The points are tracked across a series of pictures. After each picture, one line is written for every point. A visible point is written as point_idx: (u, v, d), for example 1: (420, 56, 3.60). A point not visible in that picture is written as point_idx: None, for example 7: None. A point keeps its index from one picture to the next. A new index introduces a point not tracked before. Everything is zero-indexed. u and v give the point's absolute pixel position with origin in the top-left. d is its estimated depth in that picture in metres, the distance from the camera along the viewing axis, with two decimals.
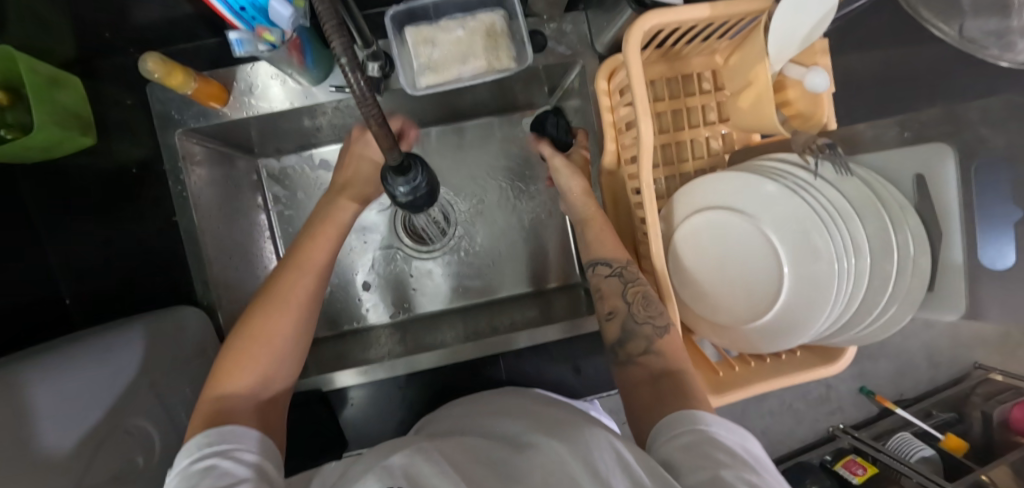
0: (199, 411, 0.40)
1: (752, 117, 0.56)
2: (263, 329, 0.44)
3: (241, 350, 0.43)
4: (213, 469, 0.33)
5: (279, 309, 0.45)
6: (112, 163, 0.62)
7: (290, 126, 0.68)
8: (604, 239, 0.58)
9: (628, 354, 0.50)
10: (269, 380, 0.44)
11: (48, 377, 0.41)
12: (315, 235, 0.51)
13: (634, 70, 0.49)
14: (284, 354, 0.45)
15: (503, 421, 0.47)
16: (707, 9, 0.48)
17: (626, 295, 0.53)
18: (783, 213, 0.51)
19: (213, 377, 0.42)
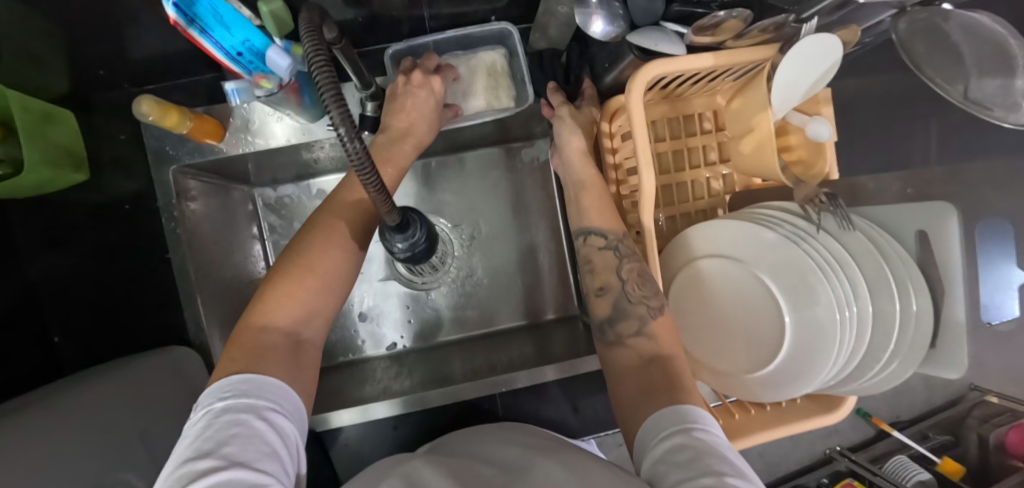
0: (239, 339, 0.39)
1: (753, 162, 0.55)
2: (318, 262, 0.43)
3: (288, 278, 0.42)
4: (244, 427, 0.31)
5: (331, 243, 0.45)
6: (104, 198, 0.61)
7: (286, 159, 0.67)
8: (600, 207, 0.55)
9: (618, 334, 0.49)
10: (310, 317, 0.42)
11: (36, 436, 0.40)
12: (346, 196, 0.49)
13: (636, 118, 0.49)
14: (329, 288, 0.44)
15: (501, 448, 0.47)
16: (710, 58, 0.48)
17: (621, 272, 0.51)
18: (783, 262, 0.50)
19: (255, 302, 0.41)
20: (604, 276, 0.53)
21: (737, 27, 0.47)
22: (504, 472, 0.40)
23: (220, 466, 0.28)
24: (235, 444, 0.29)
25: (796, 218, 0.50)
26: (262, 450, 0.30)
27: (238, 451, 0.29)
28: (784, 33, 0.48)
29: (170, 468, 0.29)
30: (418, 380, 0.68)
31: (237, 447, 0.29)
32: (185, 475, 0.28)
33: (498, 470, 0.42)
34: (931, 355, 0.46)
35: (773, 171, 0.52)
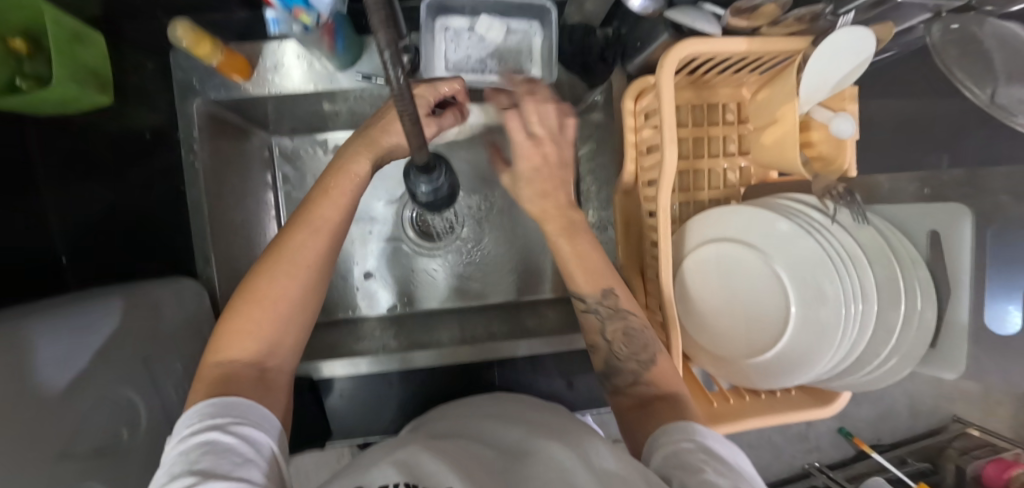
0: (201, 379, 0.37)
1: (773, 154, 0.56)
2: (267, 290, 0.40)
3: (243, 312, 0.40)
4: (218, 445, 0.30)
5: (285, 268, 0.41)
6: (126, 127, 0.61)
7: (308, 108, 0.68)
8: (582, 267, 0.53)
9: (617, 386, 0.51)
10: (274, 347, 0.41)
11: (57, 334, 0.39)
12: (311, 211, 0.43)
13: (665, 95, 0.49)
14: (291, 314, 0.41)
15: (501, 426, 0.47)
16: (744, 43, 0.49)
17: (607, 334, 0.52)
18: (796, 253, 0.51)
19: (214, 339, 0.40)
20: (593, 335, 0.54)
21: (774, 14, 0.47)
22: (509, 453, 0.40)
23: (197, 481, 0.27)
24: (209, 461, 0.29)
25: (814, 211, 0.51)
26: (237, 462, 0.29)
27: (212, 466, 0.28)
28: (817, 25, 0.49)
29: None
30: (416, 341, 0.70)
31: (211, 462, 0.28)
32: None
33: (498, 452, 0.41)
34: (930, 353, 0.47)
35: (793, 163, 0.52)
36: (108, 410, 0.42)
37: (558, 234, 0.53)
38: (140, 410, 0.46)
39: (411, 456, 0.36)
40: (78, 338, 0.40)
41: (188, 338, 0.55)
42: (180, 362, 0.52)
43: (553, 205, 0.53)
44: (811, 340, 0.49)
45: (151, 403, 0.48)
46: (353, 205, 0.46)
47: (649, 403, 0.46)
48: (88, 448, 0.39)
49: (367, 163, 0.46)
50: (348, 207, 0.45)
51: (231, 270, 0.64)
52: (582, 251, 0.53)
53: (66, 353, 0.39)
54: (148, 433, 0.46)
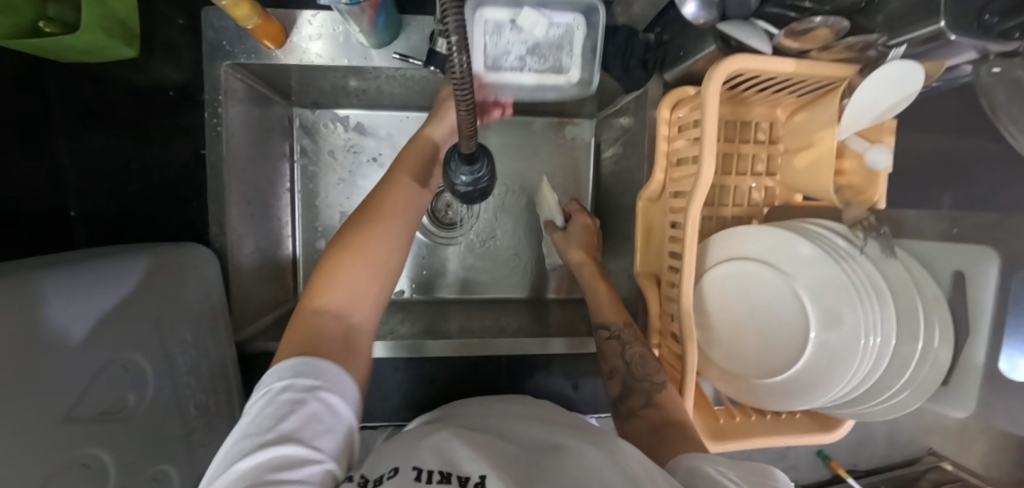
0: (299, 322, 0.39)
1: (805, 178, 0.56)
2: (362, 240, 0.43)
3: (337, 259, 0.42)
4: (306, 409, 0.31)
5: (370, 237, 0.43)
6: (149, 82, 0.59)
7: (336, 83, 0.66)
8: (606, 303, 0.64)
9: (631, 408, 0.53)
10: (357, 308, 0.41)
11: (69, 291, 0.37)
12: (393, 187, 0.49)
13: (709, 109, 0.49)
14: (375, 275, 0.42)
15: (520, 422, 0.46)
16: (792, 64, 0.49)
17: (626, 356, 0.58)
18: (821, 280, 0.50)
19: (309, 287, 0.41)
20: (612, 361, 0.60)
21: (827, 38, 0.48)
22: (531, 447, 0.40)
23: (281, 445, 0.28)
24: (298, 425, 0.29)
25: (841, 238, 0.51)
26: (319, 430, 0.30)
27: (297, 429, 0.29)
28: (865, 56, 0.49)
29: (234, 439, 0.30)
30: (422, 330, 0.68)
31: (297, 425, 0.29)
32: (245, 447, 0.28)
33: (524, 445, 0.40)
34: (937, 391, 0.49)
35: (825, 189, 0.53)
36: (117, 374, 0.40)
37: (592, 277, 0.68)
38: (147, 377, 0.43)
39: (441, 443, 0.36)
40: (91, 295, 0.39)
41: (198, 305, 0.52)
42: (188, 329, 0.50)
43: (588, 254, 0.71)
44: (825, 367, 0.49)
45: (159, 370, 0.45)
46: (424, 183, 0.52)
47: (665, 427, 0.48)
48: (95, 411, 0.37)
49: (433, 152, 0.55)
50: (422, 185, 0.52)
51: (244, 240, 0.62)
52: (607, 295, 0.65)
53: (78, 310, 0.37)
54: (156, 401, 0.44)
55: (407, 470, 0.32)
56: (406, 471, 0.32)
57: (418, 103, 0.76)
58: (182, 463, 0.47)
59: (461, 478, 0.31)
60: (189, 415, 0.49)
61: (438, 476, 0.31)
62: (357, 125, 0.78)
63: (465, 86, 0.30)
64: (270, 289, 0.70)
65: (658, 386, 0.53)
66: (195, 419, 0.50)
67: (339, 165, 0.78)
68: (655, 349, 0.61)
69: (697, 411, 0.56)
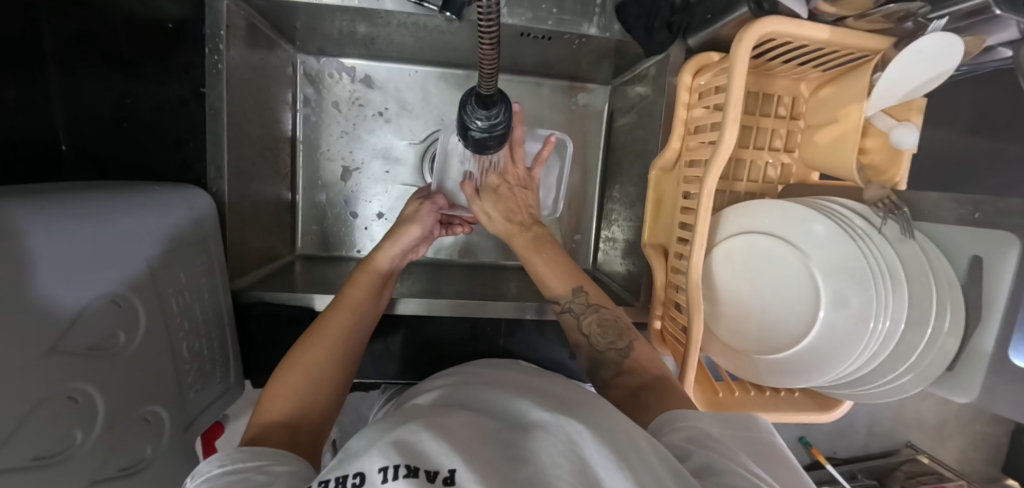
0: (247, 435, 0.39)
1: (827, 155, 0.54)
2: (300, 359, 0.44)
3: (280, 378, 0.43)
4: (245, 477, 0.30)
5: (319, 336, 0.46)
6: (146, 11, 0.54)
7: (343, 27, 0.63)
8: (551, 269, 0.58)
9: (603, 380, 0.51)
10: (308, 411, 0.41)
11: (63, 218, 0.35)
12: (335, 307, 0.50)
13: (737, 75, 0.46)
14: (323, 375, 0.43)
15: (513, 397, 0.44)
16: (826, 31, 0.46)
17: (585, 328, 0.54)
18: (836, 259, 0.49)
19: (259, 402, 0.42)
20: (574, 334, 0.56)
21: (866, 3, 0.45)
22: (513, 425, 0.38)
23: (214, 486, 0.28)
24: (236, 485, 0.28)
25: (859, 217, 0.50)
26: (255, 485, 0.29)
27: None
28: (904, 28, 0.46)
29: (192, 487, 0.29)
30: (420, 289, 0.68)
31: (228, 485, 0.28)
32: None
33: (504, 423, 0.39)
34: (947, 376, 0.47)
35: (848, 166, 0.51)
36: (105, 309, 0.38)
37: (525, 248, 0.60)
38: (138, 316, 0.42)
39: (410, 434, 0.32)
40: (79, 228, 0.36)
41: (194, 248, 0.50)
42: (182, 271, 0.48)
43: (516, 225, 0.61)
44: (830, 348, 0.49)
45: (151, 312, 0.43)
46: (375, 294, 0.54)
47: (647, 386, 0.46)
48: (81, 345, 0.35)
49: (399, 239, 0.57)
50: (380, 281, 0.55)
51: (241, 186, 0.60)
52: (552, 260, 0.58)
53: (68, 242, 0.35)
54: (146, 343, 0.42)
55: (373, 476, 0.28)
56: (373, 475, 0.28)
57: (429, 56, 0.72)
58: (173, 406, 0.47)
59: (430, 472, 0.28)
60: (181, 359, 0.48)
61: (405, 470, 0.27)
62: (364, 77, 0.74)
63: (490, 21, 0.28)
64: (267, 239, 0.68)
65: (627, 352, 0.51)
66: (187, 364, 0.49)
67: (343, 117, 0.75)
68: (657, 320, 0.61)
69: (697, 383, 0.56)
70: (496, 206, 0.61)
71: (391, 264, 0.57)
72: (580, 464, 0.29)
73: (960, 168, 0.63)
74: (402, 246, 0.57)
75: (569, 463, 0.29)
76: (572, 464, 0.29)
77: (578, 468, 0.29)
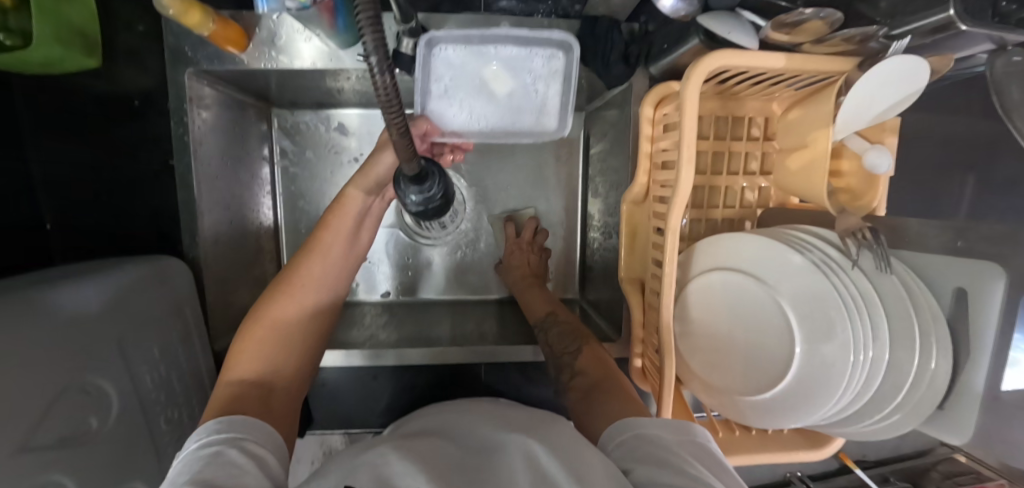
0: (218, 392, 0.41)
1: (798, 181, 0.52)
2: (268, 315, 0.46)
3: (248, 334, 0.45)
4: (221, 453, 0.31)
5: (287, 295, 0.48)
6: (116, 90, 0.57)
7: (309, 84, 0.64)
8: (533, 299, 0.69)
9: (564, 383, 0.53)
10: (278, 370, 0.45)
11: (28, 319, 0.37)
12: (306, 256, 0.50)
13: (688, 111, 0.45)
14: (290, 338, 0.47)
15: (475, 424, 0.44)
16: (784, 59, 0.44)
17: (553, 338, 0.60)
18: (809, 291, 0.47)
19: (227, 359, 0.44)
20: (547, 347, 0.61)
21: (822, 30, 0.42)
22: (476, 448, 0.38)
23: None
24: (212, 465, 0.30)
25: (832, 248, 0.48)
26: (233, 472, 0.29)
27: (211, 475, 0.29)
28: (868, 48, 0.43)
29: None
30: (396, 336, 0.68)
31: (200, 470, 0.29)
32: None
33: (463, 447, 0.38)
34: (937, 414, 0.44)
35: (817, 194, 0.49)
36: (75, 398, 0.39)
37: (521, 282, 0.74)
38: (111, 398, 0.43)
39: (378, 457, 0.32)
40: (45, 321, 0.38)
41: (167, 319, 0.52)
42: (155, 345, 0.50)
43: (526, 274, 0.74)
44: (813, 385, 0.46)
45: (124, 391, 0.45)
46: (347, 241, 0.53)
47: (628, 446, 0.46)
48: (52, 437, 0.36)
49: (362, 196, 0.54)
50: (355, 224, 0.54)
51: (220, 248, 0.62)
52: (536, 293, 0.70)
53: (34, 343, 0.37)
54: (120, 424, 0.44)
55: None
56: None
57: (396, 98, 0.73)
58: (153, 478, 0.48)
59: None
60: (160, 431, 0.49)
61: None
62: (339, 125, 0.75)
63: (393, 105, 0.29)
64: (250, 294, 0.69)
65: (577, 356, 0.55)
66: (166, 434, 0.50)
67: (322, 165, 0.76)
68: (637, 358, 0.59)
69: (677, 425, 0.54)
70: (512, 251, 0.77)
71: (363, 215, 0.55)
72: (541, 477, 0.30)
73: (965, 159, 0.58)
74: (375, 180, 0.53)
75: (530, 479, 0.30)
76: (532, 479, 0.30)
77: (537, 480, 0.30)
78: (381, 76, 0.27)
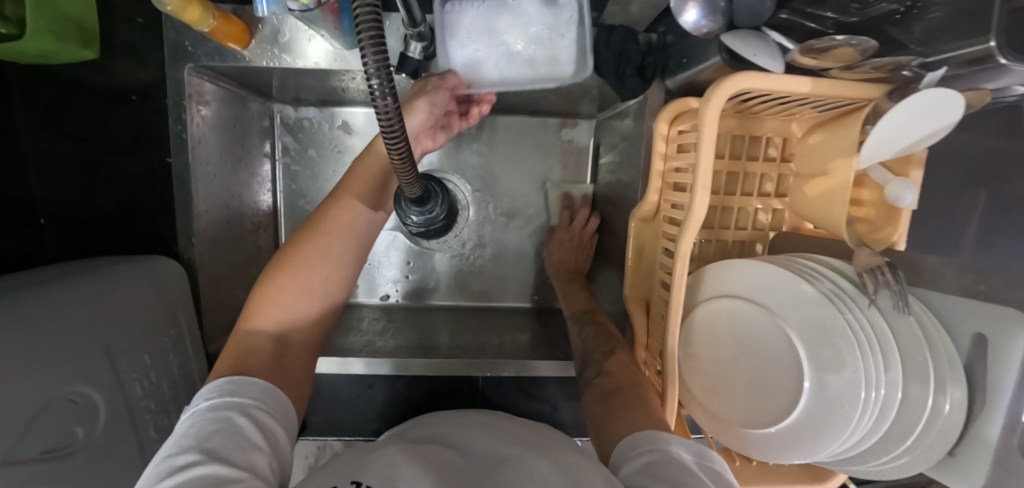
0: (230, 345, 0.40)
1: (815, 208, 0.50)
2: (295, 263, 0.43)
3: (271, 282, 0.42)
4: (229, 423, 0.31)
5: (314, 241, 0.44)
6: (113, 84, 0.55)
7: (314, 81, 0.62)
8: (573, 295, 0.71)
9: (589, 377, 0.54)
10: (297, 324, 0.43)
11: (13, 329, 0.36)
12: (335, 202, 0.47)
13: (705, 134, 0.42)
14: (316, 286, 0.44)
15: (472, 429, 0.40)
16: (808, 84, 0.41)
17: (584, 333, 0.62)
18: (822, 326, 0.45)
19: (248, 307, 0.42)
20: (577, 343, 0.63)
21: (851, 57, 0.40)
22: (477, 457, 0.35)
23: (195, 460, 0.27)
24: (227, 439, 0.29)
25: (848, 281, 0.46)
26: (245, 448, 0.29)
27: (220, 448, 0.28)
28: (902, 77, 0.40)
29: (155, 464, 0.28)
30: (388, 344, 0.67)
31: (216, 441, 0.29)
32: (163, 471, 0.27)
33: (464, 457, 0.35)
34: (947, 462, 0.43)
35: (835, 224, 0.47)
36: (62, 409, 0.38)
37: (559, 275, 0.75)
38: (98, 408, 0.42)
39: (384, 460, 0.32)
40: (30, 328, 0.37)
41: (160, 324, 0.51)
42: (147, 352, 0.49)
43: (565, 269, 0.75)
44: (821, 427, 0.44)
45: (113, 400, 0.44)
46: (381, 189, 0.50)
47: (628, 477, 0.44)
48: (37, 451, 0.36)
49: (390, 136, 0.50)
50: (387, 171, 0.51)
51: (217, 250, 0.60)
52: (571, 290, 0.71)
53: (20, 354, 0.36)
54: (108, 434, 0.43)
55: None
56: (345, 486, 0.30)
57: None
58: None
59: None
60: (150, 439, 0.48)
61: None
62: (343, 124, 0.73)
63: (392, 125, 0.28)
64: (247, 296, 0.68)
65: (607, 357, 0.55)
66: (157, 443, 0.49)
67: (324, 165, 0.75)
68: None
69: None
70: (557, 246, 0.77)
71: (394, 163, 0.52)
72: None
73: (982, 170, 0.45)
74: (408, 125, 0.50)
75: None
76: None
77: None
78: (381, 98, 0.26)
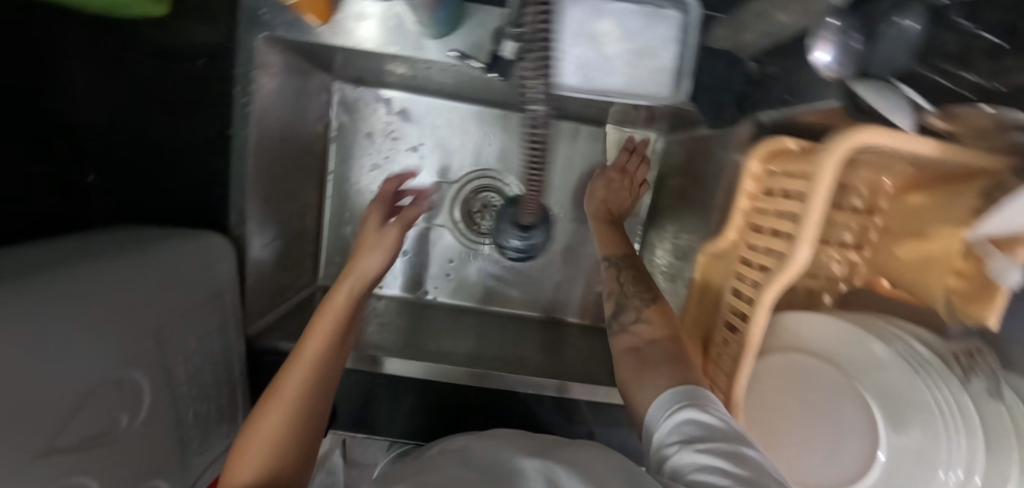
0: None
1: (910, 273, 0.46)
2: (277, 398, 0.37)
3: (248, 439, 0.35)
4: None
5: (293, 369, 0.40)
6: (179, 44, 0.52)
7: (384, 64, 0.58)
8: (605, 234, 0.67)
9: (620, 324, 0.55)
10: (283, 469, 0.34)
11: (71, 307, 0.33)
12: (307, 333, 0.43)
13: (817, 186, 0.39)
14: (312, 406, 0.38)
15: (499, 445, 0.40)
16: (930, 145, 0.37)
17: (621, 278, 0.60)
18: (901, 398, 0.40)
19: (231, 458, 0.35)
20: (610, 284, 0.62)
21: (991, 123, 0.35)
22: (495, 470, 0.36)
23: None
24: None
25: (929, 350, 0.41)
26: None
27: None
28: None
29: None
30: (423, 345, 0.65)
31: None
32: None
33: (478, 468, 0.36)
34: None
35: (935, 301, 0.44)
36: (109, 392, 0.36)
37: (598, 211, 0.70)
38: (143, 392, 0.40)
39: None
40: (81, 307, 0.35)
41: (206, 304, 0.49)
42: (190, 333, 0.46)
43: (610, 209, 0.70)
44: None
45: (156, 384, 0.42)
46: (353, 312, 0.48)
47: None
48: (82, 437, 0.34)
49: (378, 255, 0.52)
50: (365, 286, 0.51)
51: (264, 228, 0.58)
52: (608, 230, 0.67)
53: (77, 335, 0.33)
54: (149, 420, 0.41)
55: None
56: None
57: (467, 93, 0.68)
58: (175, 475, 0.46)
59: None
60: (186, 425, 0.47)
61: None
62: (402, 110, 0.71)
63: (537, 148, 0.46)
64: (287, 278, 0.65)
65: (646, 304, 0.55)
66: (192, 429, 0.48)
67: (376, 149, 0.72)
68: None
69: None
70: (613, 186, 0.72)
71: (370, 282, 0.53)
72: None
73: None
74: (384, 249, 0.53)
75: None
76: None
77: None
78: None
